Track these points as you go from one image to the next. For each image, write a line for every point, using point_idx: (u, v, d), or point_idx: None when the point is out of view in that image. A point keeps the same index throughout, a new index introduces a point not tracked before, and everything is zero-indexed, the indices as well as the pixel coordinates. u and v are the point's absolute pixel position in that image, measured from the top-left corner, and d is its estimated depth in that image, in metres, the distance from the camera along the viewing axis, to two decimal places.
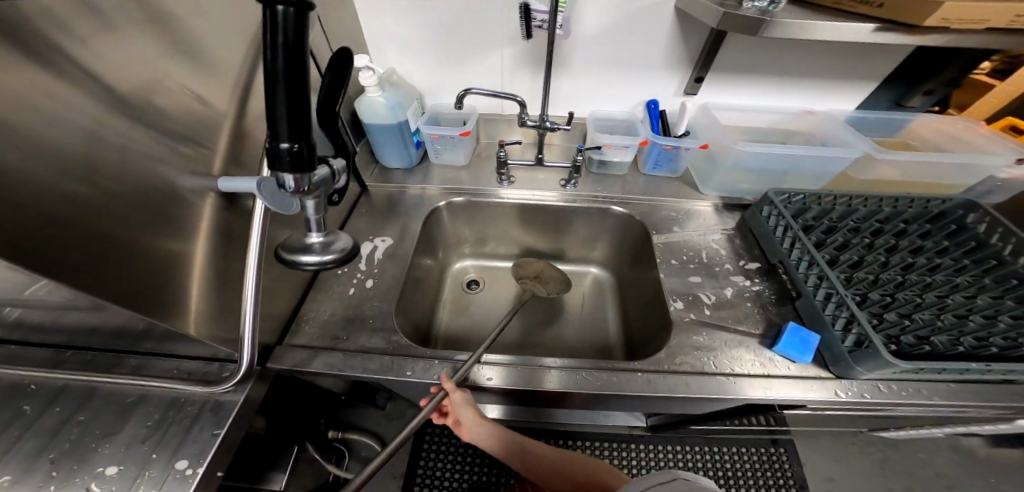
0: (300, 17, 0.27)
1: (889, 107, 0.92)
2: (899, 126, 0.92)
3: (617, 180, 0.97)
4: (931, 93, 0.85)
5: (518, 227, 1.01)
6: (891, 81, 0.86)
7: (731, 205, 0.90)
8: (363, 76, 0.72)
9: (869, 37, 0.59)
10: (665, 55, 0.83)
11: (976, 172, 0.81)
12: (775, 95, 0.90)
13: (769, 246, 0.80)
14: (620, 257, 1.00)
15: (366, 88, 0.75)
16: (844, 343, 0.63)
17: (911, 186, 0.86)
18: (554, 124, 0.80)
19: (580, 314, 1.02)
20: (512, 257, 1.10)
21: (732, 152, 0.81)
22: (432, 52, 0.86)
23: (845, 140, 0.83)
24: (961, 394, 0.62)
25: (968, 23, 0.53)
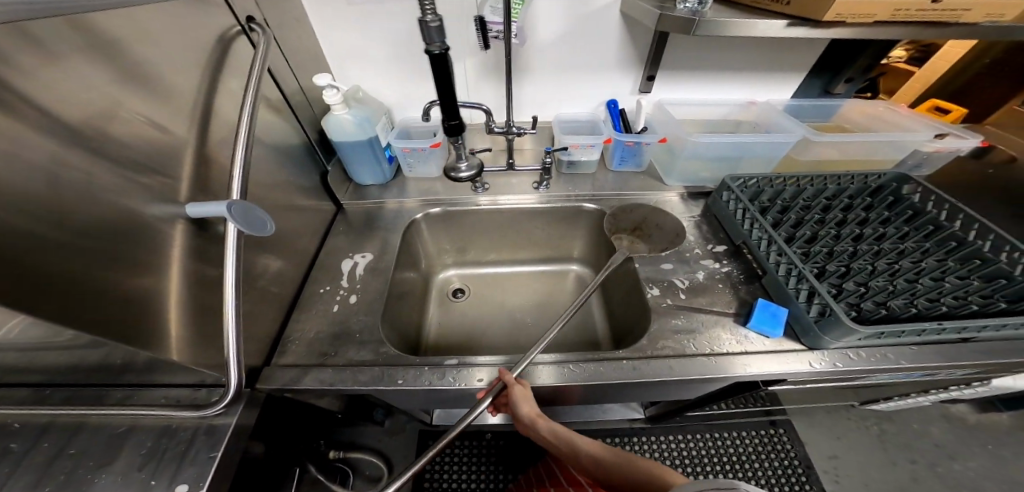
0: (439, 53, 0.62)
1: (820, 94, 1.00)
2: (831, 112, 1.01)
3: (587, 178, 1.00)
4: (852, 79, 0.94)
5: (499, 233, 1.04)
6: (816, 71, 0.94)
7: (696, 193, 0.94)
8: (328, 94, 0.74)
9: (784, 31, 0.65)
10: (617, 56, 0.87)
11: (902, 148, 0.89)
12: (721, 88, 0.95)
13: (732, 229, 0.84)
14: (602, 254, 1.03)
15: (332, 106, 0.78)
16: (809, 313, 0.66)
17: (853, 164, 0.92)
18: (521, 130, 0.81)
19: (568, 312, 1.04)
20: (497, 262, 1.12)
21: (689, 142, 0.84)
22: (395, 69, 0.89)
23: (788, 126, 0.87)
24: (925, 355, 0.65)
25: (860, 17, 0.61)
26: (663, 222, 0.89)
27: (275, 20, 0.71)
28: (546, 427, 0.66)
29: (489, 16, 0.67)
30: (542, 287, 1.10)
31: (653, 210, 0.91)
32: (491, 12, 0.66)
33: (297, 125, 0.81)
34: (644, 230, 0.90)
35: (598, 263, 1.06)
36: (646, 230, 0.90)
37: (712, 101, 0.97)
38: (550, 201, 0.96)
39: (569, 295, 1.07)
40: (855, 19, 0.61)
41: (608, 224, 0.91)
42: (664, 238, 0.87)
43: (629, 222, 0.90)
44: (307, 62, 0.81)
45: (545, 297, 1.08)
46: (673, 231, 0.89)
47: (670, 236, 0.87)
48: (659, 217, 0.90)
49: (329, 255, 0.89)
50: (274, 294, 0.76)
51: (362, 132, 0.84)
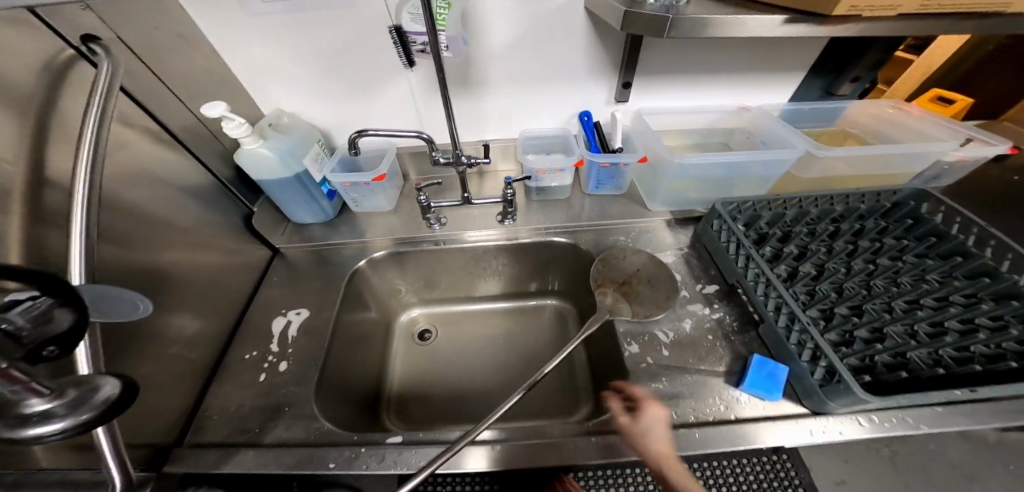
0: None
1: (822, 96, 0.87)
2: (836, 115, 0.88)
3: (561, 205, 0.87)
4: (858, 78, 0.81)
5: (465, 270, 0.91)
6: (817, 72, 0.81)
7: (683, 220, 0.82)
8: (228, 127, 0.59)
9: (779, 30, 0.53)
10: (586, 63, 0.74)
11: (922, 159, 0.77)
12: (706, 95, 0.82)
13: (724, 265, 0.73)
14: (582, 289, 0.90)
15: (240, 139, 0.63)
16: (813, 375, 0.55)
17: (861, 180, 0.81)
18: (472, 159, 0.65)
19: (546, 354, 0.92)
20: (466, 298, 1.00)
21: (673, 164, 0.71)
22: (324, 95, 0.76)
23: (788, 140, 0.74)
24: (951, 419, 0.55)
25: (879, 10, 0.49)
26: (655, 278, 0.75)
27: (157, 35, 0.57)
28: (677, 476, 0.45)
29: (408, 26, 0.54)
30: (518, 325, 0.98)
31: (647, 262, 0.77)
32: (409, 24, 0.53)
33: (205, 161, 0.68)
34: (635, 288, 0.74)
35: (578, 297, 0.94)
36: (637, 287, 0.75)
37: (698, 109, 0.83)
38: (514, 238, 0.83)
39: (547, 335, 0.95)
40: (875, 13, 0.49)
41: (593, 275, 0.76)
42: (656, 299, 0.72)
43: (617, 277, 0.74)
44: (216, 83, 0.67)
45: (521, 337, 0.95)
46: (666, 289, 0.74)
47: (663, 295, 0.72)
48: (653, 270, 0.76)
49: (260, 309, 0.76)
50: (189, 362, 0.63)
51: (287, 168, 0.68)
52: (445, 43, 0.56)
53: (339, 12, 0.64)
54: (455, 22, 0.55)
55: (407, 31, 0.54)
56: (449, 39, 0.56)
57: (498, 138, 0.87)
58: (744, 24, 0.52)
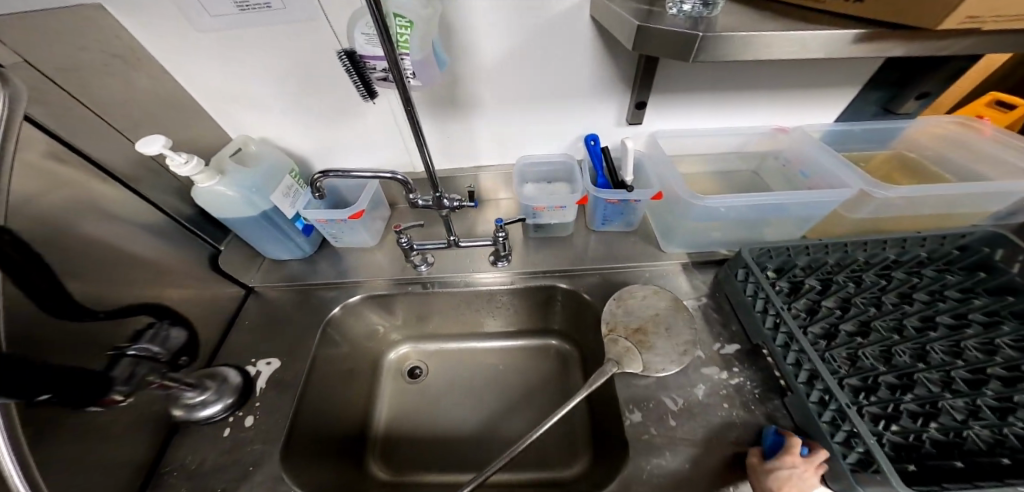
0: None
1: (876, 113, 0.71)
2: (890, 135, 0.74)
3: (563, 243, 0.78)
4: (926, 94, 0.65)
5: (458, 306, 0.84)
6: (880, 89, 0.66)
7: (701, 263, 0.72)
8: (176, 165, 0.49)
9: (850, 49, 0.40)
10: (592, 80, 0.62)
11: (996, 199, 0.63)
12: (734, 116, 0.69)
13: (748, 323, 0.63)
14: (588, 333, 0.80)
15: (195, 178, 0.53)
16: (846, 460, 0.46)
17: (918, 221, 0.68)
18: (456, 202, 0.55)
19: (545, 404, 0.83)
20: (460, 335, 0.92)
21: (693, 206, 0.60)
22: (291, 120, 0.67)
23: (839, 176, 0.61)
24: None
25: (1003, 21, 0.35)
26: (674, 325, 0.63)
27: (86, 56, 0.46)
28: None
29: (362, 49, 0.45)
30: (515, 367, 0.89)
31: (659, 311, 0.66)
32: (361, 47, 0.45)
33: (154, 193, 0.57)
34: (650, 335, 0.62)
35: (584, 342, 0.84)
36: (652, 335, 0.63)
37: (723, 132, 0.71)
38: (514, 283, 0.72)
39: (547, 382, 0.86)
40: (998, 24, 0.35)
41: (604, 318, 0.65)
42: (673, 351, 0.61)
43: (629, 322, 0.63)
44: (168, 108, 0.57)
45: (518, 382, 0.87)
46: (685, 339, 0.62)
47: (682, 347, 0.61)
48: (669, 318, 0.64)
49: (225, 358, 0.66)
50: (144, 414, 0.57)
51: (249, 206, 0.58)
52: (408, 68, 0.45)
53: (309, 31, 0.52)
54: (419, 45, 0.44)
55: (362, 55, 0.46)
56: (412, 64, 0.45)
57: (494, 165, 0.78)
58: (811, 39, 0.39)
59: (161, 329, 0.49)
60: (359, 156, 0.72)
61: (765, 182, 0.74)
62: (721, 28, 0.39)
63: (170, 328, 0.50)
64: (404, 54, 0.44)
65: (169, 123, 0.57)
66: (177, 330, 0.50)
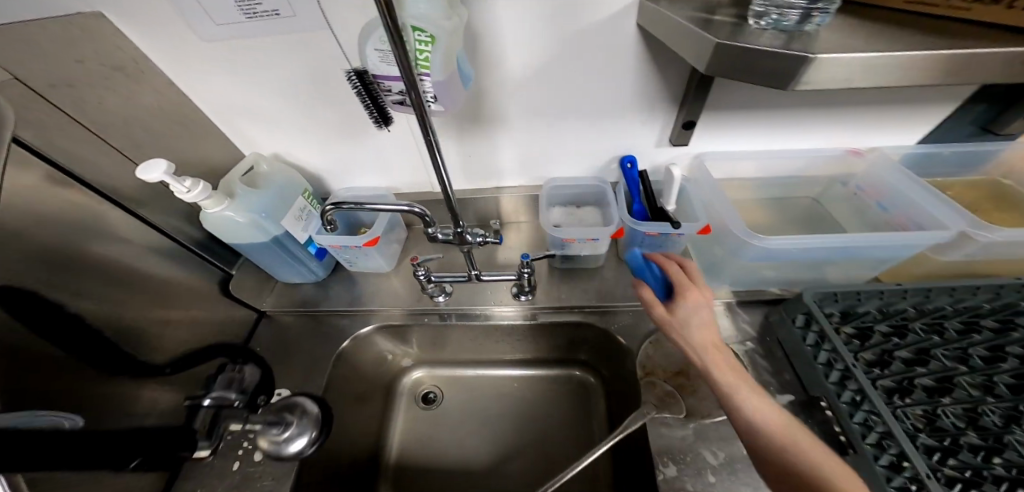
0: None
1: (967, 135, 0.61)
2: (983, 160, 0.63)
3: (591, 274, 0.71)
4: None
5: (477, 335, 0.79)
6: (985, 106, 0.55)
7: (751, 299, 0.65)
8: (185, 191, 0.44)
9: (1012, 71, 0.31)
10: (635, 97, 0.55)
11: None
12: (798, 138, 0.60)
13: (805, 373, 0.55)
14: (619, 369, 0.74)
15: (204, 205, 0.48)
16: None
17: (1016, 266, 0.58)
18: (480, 238, 0.50)
19: (567, 441, 0.77)
20: (476, 360, 0.87)
21: (748, 248, 0.52)
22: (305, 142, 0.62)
23: (932, 216, 0.52)
24: None
25: None
26: None
27: (83, 71, 0.41)
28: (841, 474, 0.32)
29: (377, 69, 0.39)
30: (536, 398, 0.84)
31: None
32: (373, 65, 0.39)
33: (163, 218, 0.52)
34: (690, 386, 0.57)
35: (613, 378, 0.77)
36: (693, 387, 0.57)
37: (782, 154, 0.62)
38: (539, 318, 0.67)
39: (569, 418, 0.80)
40: None
41: (639, 360, 0.60)
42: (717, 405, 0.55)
43: (666, 369, 0.58)
44: (178, 127, 0.52)
45: (539, 415, 0.81)
46: None
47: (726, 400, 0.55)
48: None
49: None
50: None
51: (263, 233, 0.53)
52: (429, 90, 0.38)
53: (329, 41, 0.46)
54: (442, 64, 0.36)
55: (375, 75, 0.40)
56: (432, 86, 0.37)
57: (518, 185, 0.72)
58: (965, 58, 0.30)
59: (235, 369, 0.51)
60: (374, 173, 0.67)
61: (828, 212, 0.65)
62: (826, 46, 0.31)
63: (241, 367, 0.52)
64: (423, 74, 0.36)
65: (178, 142, 0.52)
66: (250, 368, 0.52)
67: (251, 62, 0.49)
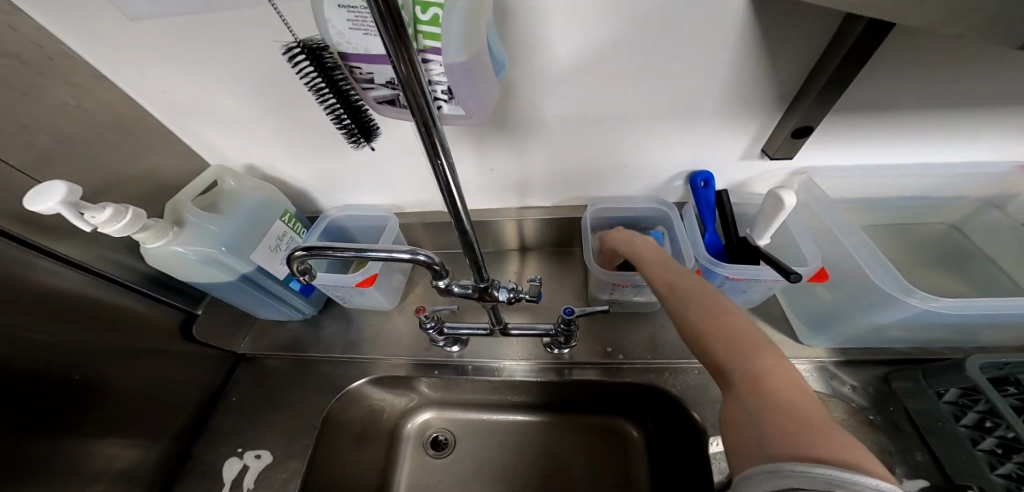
0: None
1: None
2: None
3: (640, 321, 0.58)
4: None
5: (495, 389, 0.60)
6: None
7: (864, 360, 0.49)
8: (113, 226, 0.33)
9: None
10: (728, 91, 0.39)
11: None
12: (947, 152, 0.43)
13: (951, 457, 0.40)
14: (691, 441, 0.51)
15: (141, 238, 0.36)
16: None
17: None
18: (510, 291, 0.36)
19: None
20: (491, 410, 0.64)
21: (896, 307, 0.39)
22: (285, 156, 0.49)
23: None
24: None
25: None
26: None
27: None
28: (740, 368, 0.26)
29: (344, 41, 0.25)
30: (582, 457, 0.60)
31: None
32: (340, 36, 0.25)
33: (99, 251, 0.40)
34: None
35: (685, 452, 0.52)
36: None
37: (913, 170, 0.45)
38: (574, 375, 0.54)
39: None
40: None
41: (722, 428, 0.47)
42: None
43: None
44: (112, 133, 0.39)
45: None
46: None
47: None
48: None
49: (207, 449, 0.50)
50: None
51: (224, 270, 0.41)
52: (440, 80, 0.24)
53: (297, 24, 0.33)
54: (461, 36, 0.20)
55: (343, 52, 0.26)
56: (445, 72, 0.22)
57: (550, 206, 0.58)
58: None
59: None
60: (370, 192, 0.55)
61: (975, 245, 0.47)
62: None
63: None
64: (428, 51, 0.23)
65: (109, 155, 0.39)
66: None
67: (201, 48, 0.36)
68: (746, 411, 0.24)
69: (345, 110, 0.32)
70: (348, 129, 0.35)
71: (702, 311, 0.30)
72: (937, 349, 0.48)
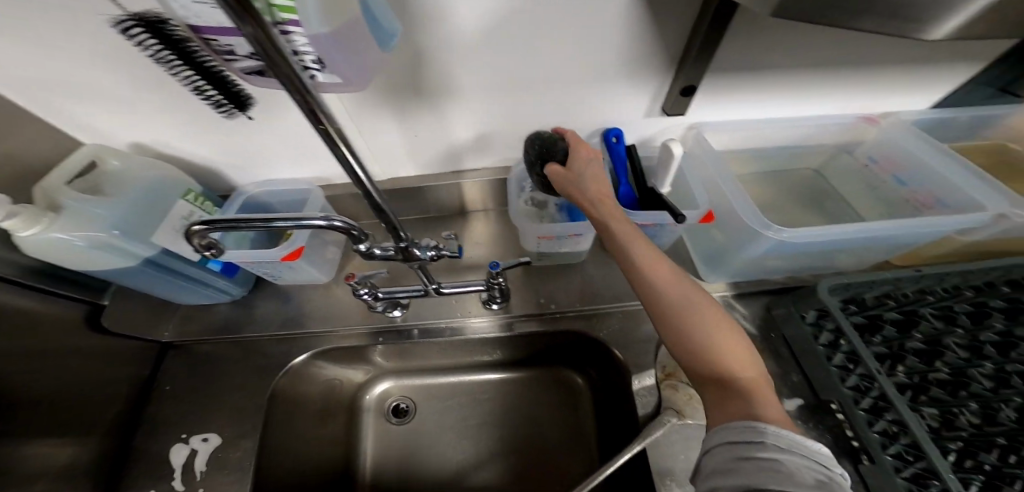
0: None
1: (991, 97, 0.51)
2: (996, 127, 0.54)
3: (571, 273, 0.64)
4: None
5: (447, 352, 0.64)
6: (1011, 68, 0.46)
7: (746, 289, 0.59)
8: None
9: None
10: (621, 53, 0.42)
11: None
12: (805, 106, 0.50)
13: (815, 375, 0.50)
14: (618, 377, 0.59)
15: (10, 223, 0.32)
16: None
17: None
18: (431, 249, 0.38)
19: (570, 471, 0.61)
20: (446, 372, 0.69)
21: (761, 241, 0.46)
22: (178, 131, 0.45)
23: (968, 195, 0.45)
24: None
25: None
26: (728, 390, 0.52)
27: None
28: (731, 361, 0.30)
29: (192, 14, 0.23)
30: (531, 402, 0.67)
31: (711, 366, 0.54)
32: (187, 10, 0.23)
33: None
34: None
35: (613, 383, 0.61)
36: None
37: (782, 123, 0.52)
38: (512, 327, 0.59)
39: (571, 430, 0.64)
40: None
41: (638, 358, 0.55)
42: None
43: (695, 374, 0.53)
44: None
45: (533, 435, 0.64)
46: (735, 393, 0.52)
47: None
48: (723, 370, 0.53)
49: (146, 441, 0.49)
50: None
51: (122, 255, 0.39)
52: (307, 51, 0.24)
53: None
54: (319, 14, 0.20)
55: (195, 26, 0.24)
56: (310, 43, 0.22)
57: (483, 170, 0.60)
58: None
59: None
60: (289, 165, 0.52)
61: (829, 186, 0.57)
62: None
63: None
64: (287, 24, 0.21)
65: None
66: None
67: None
68: (741, 399, 0.28)
69: (203, 79, 0.38)
70: (216, 100, 0.40)
71: (701, 302, 0.32)
72: (801, 275, 0.59)
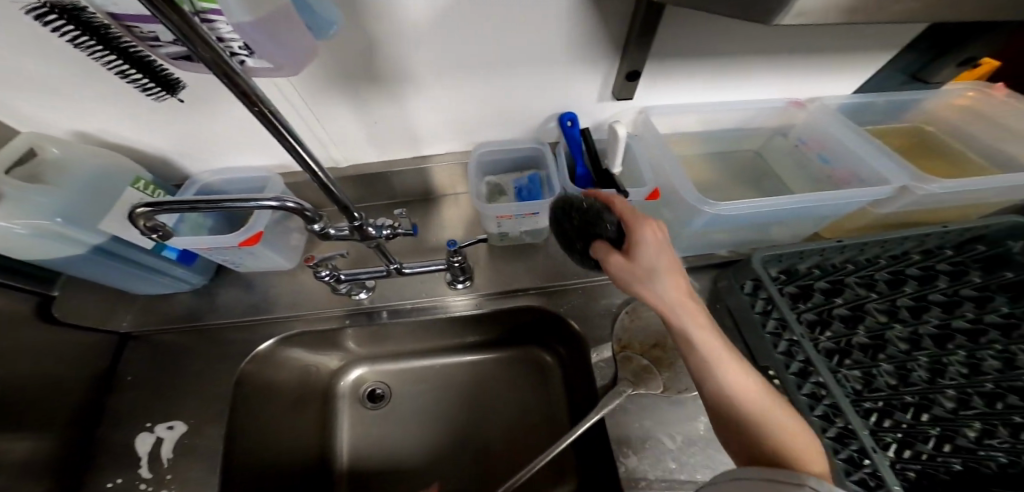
0: None
1: (904, 83, 0.56)
2: (911, 109, 0.60)
3: (533, 254, 0.66)
4: (971, 60, 0.51)
5: (419, 335, 0.66)
6: (918, 55, 0.51)
7: (695, 264, 0.63)
8: None
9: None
10: (566, 40, 0.44)
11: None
12: (740, 90, 0.54)
13: (754, 344, 0.53)
14: (579, 351, 0.63)
15: None
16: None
17: (934, 217, 0.59)
18: (385, 229, 0.40)
19: (539, 442, 0.64)
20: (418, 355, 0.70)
21: (699, 215, 0.50)
22: (123, 119, 0.44)
23: (878, 170, 0.50)
24: None
25: None
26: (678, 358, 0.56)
27: None
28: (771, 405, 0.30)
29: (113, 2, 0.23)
30: (503, 380, 0.70)
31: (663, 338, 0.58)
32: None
33: None
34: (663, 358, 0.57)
35: (575, 357, 0.64)
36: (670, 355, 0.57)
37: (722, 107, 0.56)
38: (477, 307, 0.61)
39: (542, 403, 0.68)
40: None
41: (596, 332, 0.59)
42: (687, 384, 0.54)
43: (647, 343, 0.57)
44: None
45: (507, 410, 0.67)
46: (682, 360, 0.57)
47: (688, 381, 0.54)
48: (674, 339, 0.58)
49: (110, 433, 0.49)
50: None
51: (67, 244, 0.39)
52: (232, 37, 0.24)
53: None
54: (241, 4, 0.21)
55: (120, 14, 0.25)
56: (234, 30, 0.23)
57: (445, 155, 0.61)
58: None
59: None
60: (245, 152, 0.52)
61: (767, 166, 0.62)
62: None
63: None
64: (208, 12, 0.22)
65: None
66: None
67: None
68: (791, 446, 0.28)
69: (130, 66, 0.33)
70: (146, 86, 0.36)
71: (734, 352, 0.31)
72: (743, 249, 0.64)
